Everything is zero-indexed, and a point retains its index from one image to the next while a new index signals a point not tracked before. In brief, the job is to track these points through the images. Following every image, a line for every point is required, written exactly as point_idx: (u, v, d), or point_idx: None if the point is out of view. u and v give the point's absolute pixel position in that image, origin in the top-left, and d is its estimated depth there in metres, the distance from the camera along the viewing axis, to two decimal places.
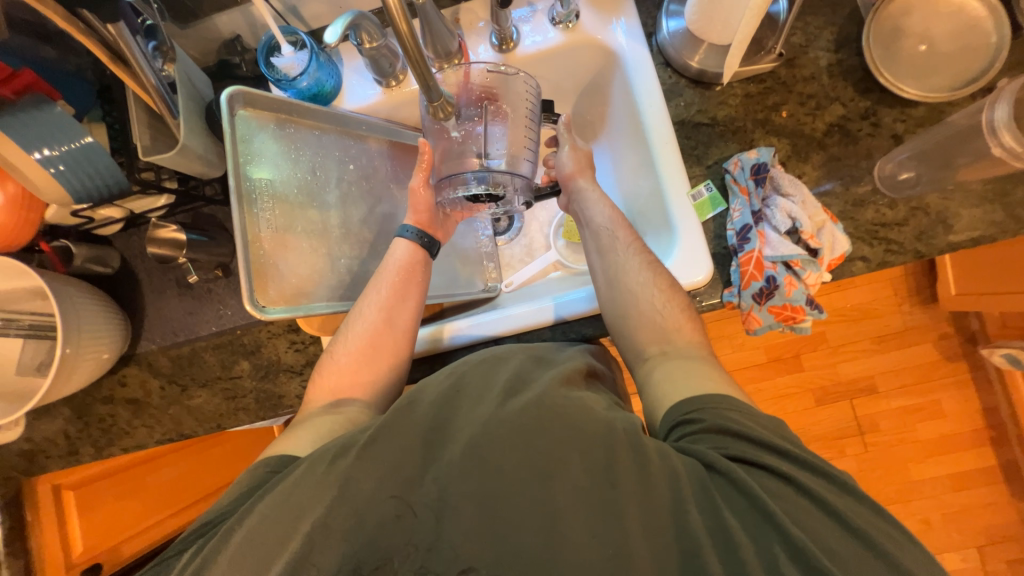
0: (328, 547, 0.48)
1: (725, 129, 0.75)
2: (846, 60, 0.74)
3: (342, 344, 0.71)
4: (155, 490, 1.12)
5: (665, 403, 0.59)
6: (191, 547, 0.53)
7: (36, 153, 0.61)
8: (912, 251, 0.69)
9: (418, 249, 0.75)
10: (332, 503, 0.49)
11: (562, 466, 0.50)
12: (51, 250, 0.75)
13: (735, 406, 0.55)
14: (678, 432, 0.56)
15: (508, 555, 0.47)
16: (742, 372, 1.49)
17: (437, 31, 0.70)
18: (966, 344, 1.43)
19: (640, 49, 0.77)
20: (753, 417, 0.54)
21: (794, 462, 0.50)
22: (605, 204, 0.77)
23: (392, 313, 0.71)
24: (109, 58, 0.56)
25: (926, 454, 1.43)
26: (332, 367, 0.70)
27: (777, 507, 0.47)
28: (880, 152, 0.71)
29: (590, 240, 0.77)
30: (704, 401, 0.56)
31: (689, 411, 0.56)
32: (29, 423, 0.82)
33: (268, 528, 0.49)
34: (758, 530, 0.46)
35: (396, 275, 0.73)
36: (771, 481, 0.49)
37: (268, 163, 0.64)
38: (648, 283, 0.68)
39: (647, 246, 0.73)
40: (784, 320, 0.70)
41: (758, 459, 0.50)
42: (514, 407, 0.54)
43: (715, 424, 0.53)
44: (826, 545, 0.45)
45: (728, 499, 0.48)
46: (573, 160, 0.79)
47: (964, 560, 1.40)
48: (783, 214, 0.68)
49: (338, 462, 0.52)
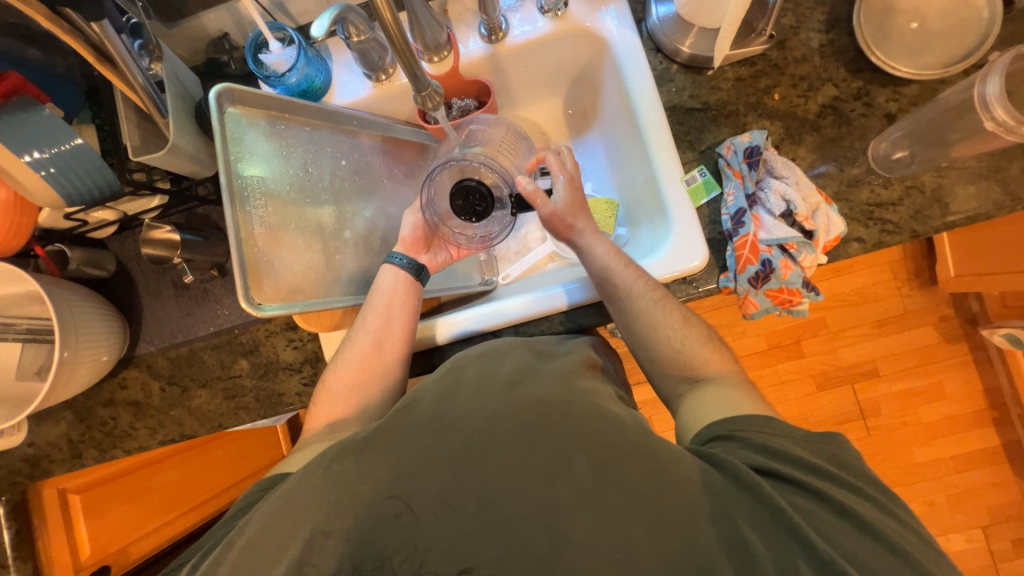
0: (328, 549, 0.48)
1: (717, 113, 0.75)
2: (838, 40, 0.73)
3: (336, 373, 0.72)
4: (160, 492, 1.11)
5: (704, 416, 0.60)
6: (196, 557, 0.55)
7: (26, 157, 0.61)
8: (908, 231, 0.69)
9: (412, 280, 0.75)
10: (332, 507, 0.50)
11: (569, 469, 0.50)
12: (46, 255, 0.74)
13: (774, 431, 0.55)
14: (714, 442, 0.56)
15: (509, 555, 0.47)
16: (743, 360, 1.48)
17: (421, 20, 0.68)
18: (967, 325, 1.42)
19: (630, 35, 0.76)
20: (799, 441, 0.54)
21: (831, 484, 0.50)
22: (607, 243, 0.74)
23: (382, 337, 0.71)
24: (94, 57, 0.55)
25: (929, 436, 1.43)
26: (327, 395, 0.71)
27: (805, 523, 0.47)
28: (873, 132, 0.71)
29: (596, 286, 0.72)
30: (746, 421, 0.56)
31: (730, 428, 0.56)
32: (32, 428, 0.83)
33: (267, 536, 0.50)
34: (777, 540, 0.47)
35: (385, 305, 0.73)
36: (802, 500, 0.49)
37: (259, 161, 0.64)
38: (657, 323, 0.67)
39: (645, 271, 0.70)
40: (781, 304, 0.69)
41: (793, 478, 0.50)
42: (518, 409, 0.54)
43: (755, 443, 0.54)
44: (841, 547, 0.46)
45: (748, 508, 0.49)
46: (556, 213, 0.74)
47: (968, 540, 1.40)
48: (777, 196, 0.68)
49: (335, 466, 0.52)
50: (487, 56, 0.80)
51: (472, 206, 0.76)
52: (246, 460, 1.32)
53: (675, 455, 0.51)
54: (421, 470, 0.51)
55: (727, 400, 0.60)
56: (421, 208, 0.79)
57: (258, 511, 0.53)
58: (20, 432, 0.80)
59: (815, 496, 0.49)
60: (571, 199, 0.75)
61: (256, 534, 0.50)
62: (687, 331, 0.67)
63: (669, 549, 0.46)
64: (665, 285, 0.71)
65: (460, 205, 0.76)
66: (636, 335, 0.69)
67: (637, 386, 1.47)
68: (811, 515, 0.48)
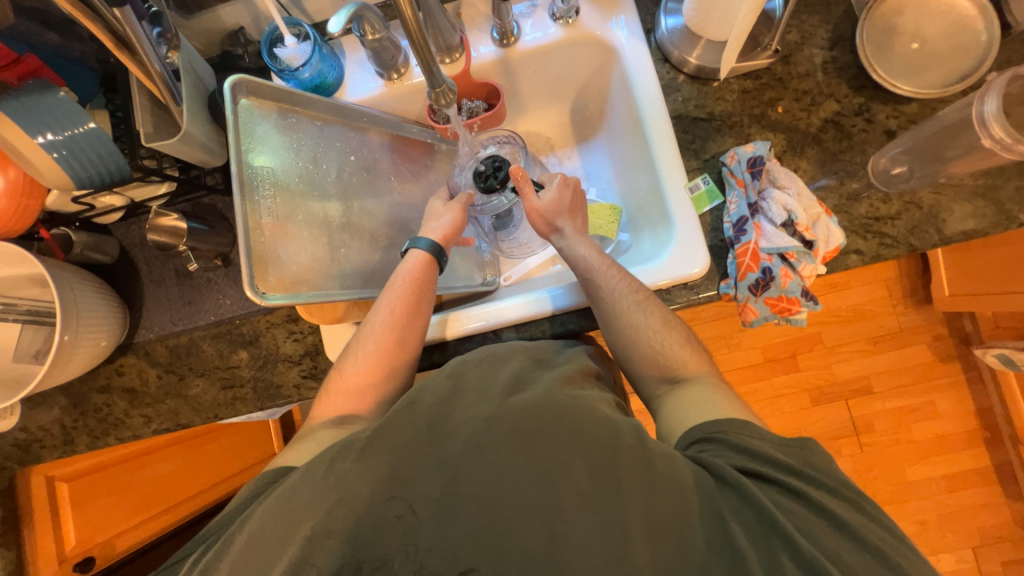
0: (327, 547, 0.48)
1: (722, 123, 0.76)
2: (841, 58, 0.75)
3: (352, 363, 0.71)
4: (149, 484, 1.10)
5: (685, 419, 0.60)
6: (195, 552, 0.55)
7: (40, 137, 0.62)
8: (905, 245, 0.70)
9: (431, 262, 0.75)
10: (333, 506, 0.50)
11: (566, 470, 0.50)
12: (51, 238, 0.75)
13: (755, 431, 0.55)
14: (696, 445, 0.56)
15: (509, 559, 0.47)
16: (739, 372, 1.49)
17: (438, 22, 0.71)
18: (961, 344, 1.44)
19: (639, 45, 0.78)
20: (775, 442, 0.54)
21: (809, 484, 0.51)
22: (591, 245, 0.76)
23: (403, 332, 0.71)
24: (114, 44, 0.56)
25: (921, 455, 1.43)
26: (341, 388, 0.70)
27: (788, 523, 0.47)
28: (873, 147, 0.73)
29: (585, 288, 0.73)
30: (724, 423, 0.56)
31: (710, 430, 0.56)
32: (24, 412, 0.82)
33: (268, 532, 0.49)
34: (764, 540, 0.47)
35: (408, 290, 0.72)
36: (784, 499, 0.50)
37: (269, 151, 0.64)
38: (638, 325, 0.68)
39: (637, 278, 0.72)
40: (780, 312, 0.70)
41: (777, 480, 0.51)
42: (516, 409, 0.55)
43: (736, 444, 0.54)
44: (829, 551, 0.46)
45: (733, 506, 0.49)
46: (547, 207, 0.76)
47: (960, 561, 1.40)
48: (779, 206, 0.69)
49: (337, 464, 0.52)
50: (498, 59, 0.81)
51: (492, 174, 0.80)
52: (238, 457, 1.30)
53: (672, 459, 0.52)
54: (424, 472, 0.51)
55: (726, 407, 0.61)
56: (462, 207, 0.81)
57: (255, 512, 0.53)
58: (12, 416, 0.79)
59: (800, 496, 0.50)
60: (563, 198, 0.77)
61: (257, 531, 0.50)
62: (672, 333, 0.68)
63: (668, 555, 0.47)
64: (654, 292, 0.72)
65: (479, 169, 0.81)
66: (618, 339, 0.70)
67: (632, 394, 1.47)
68: (797, 516, 0.48)
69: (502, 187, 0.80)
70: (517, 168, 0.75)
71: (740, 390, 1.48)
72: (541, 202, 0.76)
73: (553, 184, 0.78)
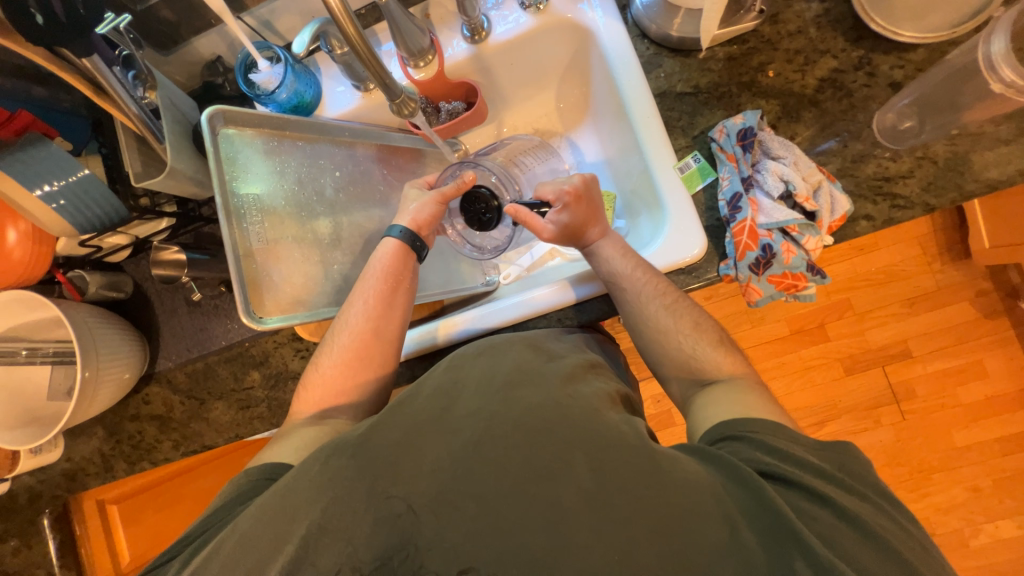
0: (327, 548, 0.49)
1: (710, 96, 0.72)
2: (834, 10, 0.69)
3: (326, 354, 0.71)
4: (196, 497, 1.17)
5: (713, 414, 0.58)
6: (184, 552, 0.55)
7: (38, 190, 0.64)
8: (921, 205, 0.65)
9: (406, 250, 0.73)
10: (329, 505, 0.50)
11: (570, 472, 0.49)
12: (68, 281, 0.78)
13: (790, 438, 0.53)
14: (722, 442, 0.55)
15: (507, 557, 0.47)
16: (765, 347, 1.43)
17: (404, 29, 0.68)
18: (1007, 299, 1.34)
19: (615, 25, 0.74)
20: (810, 445, 0.52)
21: (838, 485, 0.48)
22: (617, 245, 0.72)
23: (379, 323, 0.71)
24: (91, 90, 0.58)
25: (969, 419, 1.35)
26: (318, 379, 0.71)
27: (807, 530, 0.45)
28: (877, 102, 0.68)
29: (617, 295, 0.70)
30: (754, 422, 0.54)
31: (739, 428, 0.54)
32: (68, 443, 0.87)
33: (262, 530, 0.50)
34: (773, 538, 0.45)
35: (383, 281, 0.71)
36: (811, 502, 0.47)
37: (256, 179, 0.65)
38: (668, 330, 0.67)
39: (650, 261, 0.70)
40: (785, 289, 0.67)
41: (806, 485, 0.48)
42: (517, 413, 0.54)
43: (764, 444, 0.52)
44: (854, 548, 0.44)
45: (746, 508, 0.47)
46: (559, 231, 0.72)
47: (1020, 527, 1.32)
48: (774, 177, 0.66)
49: (333, 462, 0.53)
50: (471, 56, 0.79)
51: (479, 212, 0.76)
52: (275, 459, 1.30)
53: (673, 456, 0.51)
54: (419, 469, 0.51)
55: (733, 397, 0.59)
56: (444, 198, 0.76)
57: (250, 507, 0.54)
58: (58, 447, 0.84)
59: (824, 499, 0.47)
60: (579, 212, 0.71)
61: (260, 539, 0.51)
62: (679, 338, 0.66)
63: (669, 550, 0.45)
64: (667, 276, 0.70)
65: (467, 212, 0.76)
66: (646, 339, 0.69)
67: (649, 380, 1.44)
68: (820, 521, 0.46)
69: (494, 218, 0.76)
70: (510, 207, 0.71)
71: (764, 365, 1.43)
72: (552, 228, 0.72)
73: (563, 205, 0.71)
